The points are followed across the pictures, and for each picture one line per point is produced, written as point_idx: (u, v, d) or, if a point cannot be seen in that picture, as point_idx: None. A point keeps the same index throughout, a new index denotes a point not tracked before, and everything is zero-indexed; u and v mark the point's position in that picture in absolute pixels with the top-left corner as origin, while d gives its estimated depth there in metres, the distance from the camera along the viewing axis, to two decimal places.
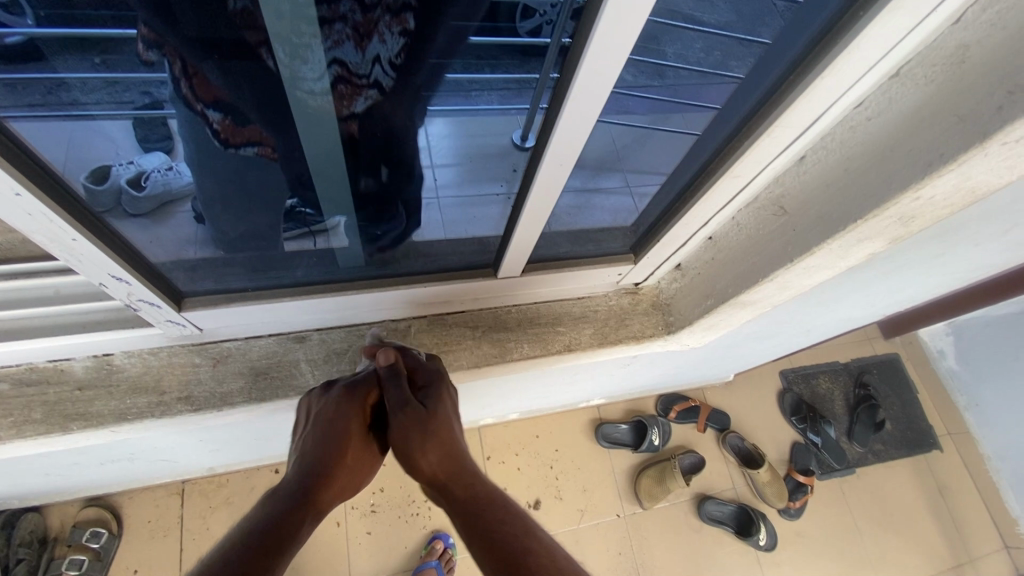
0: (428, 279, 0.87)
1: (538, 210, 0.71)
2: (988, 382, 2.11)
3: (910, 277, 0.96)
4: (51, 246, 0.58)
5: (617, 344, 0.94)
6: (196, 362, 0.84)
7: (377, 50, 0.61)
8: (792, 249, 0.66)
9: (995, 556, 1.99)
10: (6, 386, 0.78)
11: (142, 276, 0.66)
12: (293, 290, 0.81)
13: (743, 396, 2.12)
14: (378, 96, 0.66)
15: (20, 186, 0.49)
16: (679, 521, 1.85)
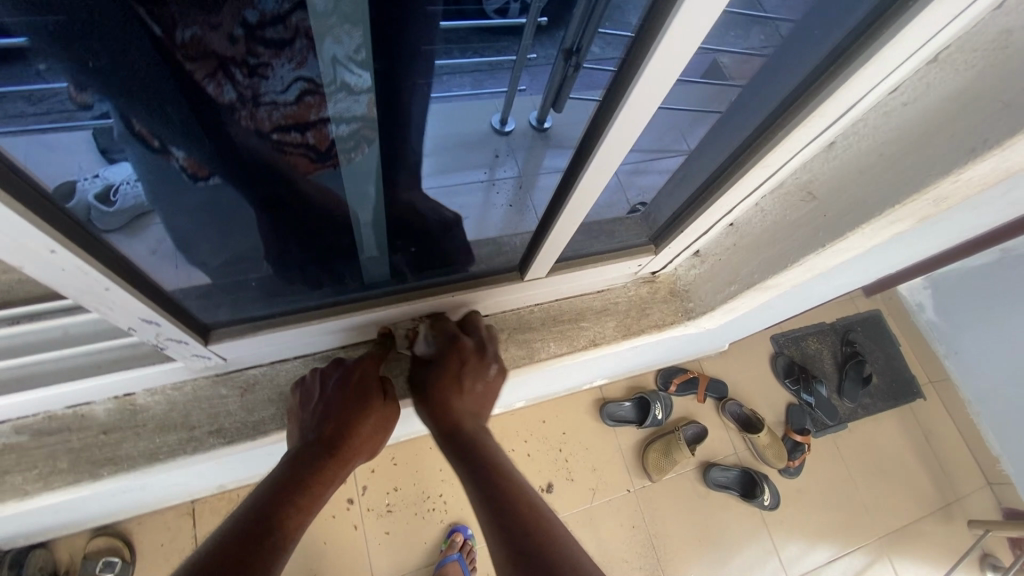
0: (455, 287, 0.89)
1: (570, 218, 0.73)
2: (967, 332, 2.16)
3: (912, 247, 0.98)
4: (82, 298, 0.58)
5: (640, 334, 0.97)
6: (223, 393, 0.85)
7: (335, 51, 0.51)
8: (822, 234, 0.68)
9: (978, 494, 2.12)
10: (24, 438, 0.78)
11: (168, 316, 0.67)
12: (323, 310, 0.84)
13: (739, 364, 2.18)
14: (348, 98, 0.57)
15: (56, 243, 0.49)
16: (688, 491, 1.91)
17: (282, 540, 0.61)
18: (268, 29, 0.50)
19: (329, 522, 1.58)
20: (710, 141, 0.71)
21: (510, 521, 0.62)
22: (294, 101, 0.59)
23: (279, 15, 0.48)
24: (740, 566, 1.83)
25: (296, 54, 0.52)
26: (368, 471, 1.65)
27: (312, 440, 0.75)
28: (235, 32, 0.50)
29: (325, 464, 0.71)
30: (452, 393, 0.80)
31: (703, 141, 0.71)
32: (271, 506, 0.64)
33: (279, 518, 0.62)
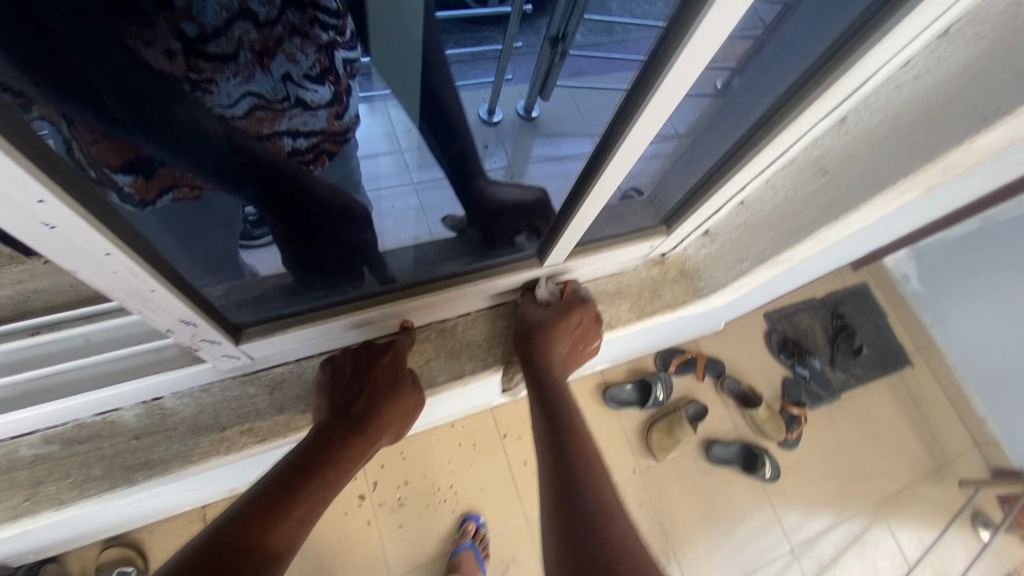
0: (478, 277, 0.93)
1: (593, 204, 0.75)
2: (952, 299, 2.26)
3: (910, 219, 1.00)
4: (128, 301, 0.58)
5: (653, 314, 1.00)
6: (251, 393, 0.88)
7: (286, 67, 0.73)
8: (835, 207, 0.71)
9: (969, 455, 2.20)
10: (56, 448, 0.80)
11: (205, 316, 0.67)
12: (351, 305, 0.87)
13: (735, 341, 2.22)
14: (302, 113, 0.80)
15: (112, 246, 0.49)
16: (692, 468, 1.95)
17: (305, 511, 0.67)
18: (212, 45, 0.64)
19: (342, 519, 1.58)
20: (721, 122, 0.74)
21: (576, 502, 0.69)
22: (244, 115, 0.75)
23: (220, 29, 0.64)
24: (745, 537, 1.89)
25: (241, 69, 0.69)
26: (378, 466, 1.65)
27: (334, 419, 0.80)
28: (177, 49, 0.62)
29: (350, 442, 0.77)
30: (560, 347, 0.92)
31: (713, 119, 0.74)
32: (296, 476, 0.70)
33: (303, 491, 0.68)
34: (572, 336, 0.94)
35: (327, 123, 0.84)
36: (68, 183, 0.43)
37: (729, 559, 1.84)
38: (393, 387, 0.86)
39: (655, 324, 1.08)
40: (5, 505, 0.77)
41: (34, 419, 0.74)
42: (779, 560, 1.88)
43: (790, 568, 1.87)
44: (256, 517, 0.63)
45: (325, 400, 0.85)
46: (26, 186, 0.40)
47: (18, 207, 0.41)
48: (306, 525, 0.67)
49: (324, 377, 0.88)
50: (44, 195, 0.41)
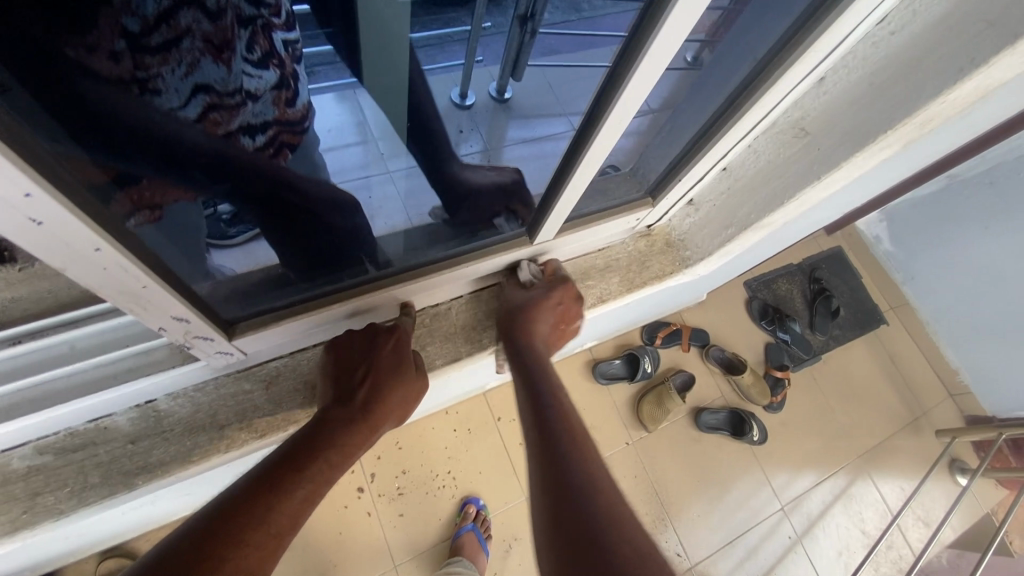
0: (468, 258, 0.91)
1: (582, 176, 0.75)
2: (921, 257, 2.34)
3: (883, 179, 1.03)
4: (118, 300, 0.56)
5: (643, 286, 1.02)
6: (247, 389, 0.87)
7: (235, 57, 0.72)
8: (818, 167, 0.73)
9: (943, 406, 2.30)
10: (48, 459, 0.78)
11: (197, 312, 0.66)
12: (341, 293, 0.85)
13: (717, 311, 2.27)
14: (255, 104, 0.79)
15: (102, 241, 0.47)
16: (683, 436, 2.00)
17: (308, 492, 0.66)
18: (154, 36, 0.62)
19: (343, 513, 1.58)
20: (700, 91, 0.74)
21: (568, 470, 0.67)
22: (199, 117, 0.73)
23: (161, 18, 0.61)
24: (737, 499, 1.95)
25: (188, 58, 0.67)
26: (375, 458, 1.65)
27: (339, 401, 0.80)
28: (122, 49, 0.60)
29: (354, 423, 0.77)
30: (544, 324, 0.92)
31: (693, 87, 0.75)
32: (299, 456, 0.69)
33: (305, 472, 0.67)
34: (553, 317, 0.93)
35: (279, 110, 0.85)
36: (51, 174, 0.41)
37: (723, 521, 1.91)
38: (399, 368, 0.86)
39: (645, 295, 1.09)
40: (3, 520, 0.75)
41: (22, 431, 0.70)
42: (771, 518, 1.95)
43: (781, 525, 1.95)
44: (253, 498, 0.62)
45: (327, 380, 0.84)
46: (10, 180, 0.38)
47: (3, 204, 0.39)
48: (309, 506, 0.66)
49: (327, 358, 0.87)
50: (31, 189, 0.39)
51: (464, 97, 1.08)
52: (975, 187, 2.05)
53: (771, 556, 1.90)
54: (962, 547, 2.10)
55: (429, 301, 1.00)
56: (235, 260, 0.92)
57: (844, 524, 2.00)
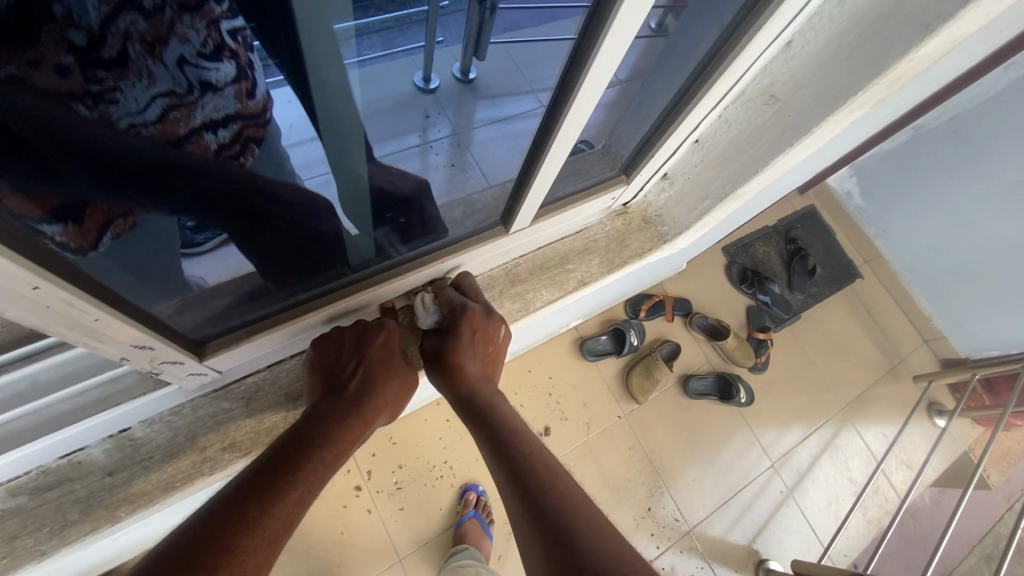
0: (434, 257, 0.94)
1: (554, 159, 0.74)
2: (891, 209, 2.38)
3: (853, 139, 1.03)
4: (69, 334, 0.55)
5: (624, 265, 1.02)
6: (226, 408, 0.86)
7: (180, 50, 0.59)
8: (788, 134, 0.72)
9: (918, 352, 2.37)
10: (23, 500, 0.75)
11: (161, 338, 0.66)
12: (318, 301, 0.88)
13: (698, 279, 2.28)
14: (212, 98, 0.66)
15: (40, 277, 0.45)
16: (673, 405, 2.03)
17: (304, 491, 0.65)
18: (97, 51, 0.51)
19: (342, 513, 1.58)
20: (669, 60, 0.73)
21: (548, 514, 0.67)
22: (156, 120, 0.61)
23: (105, 25, 0.50)
24: (729, 460, 2.00)
25: (139, 65, 0.55)
26: (369, 455, 1.64)
27: (331, 399, 0.80)
28: (70, 63, 0.50)
29: (350, 420, 0.77)
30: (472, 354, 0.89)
31: (663, 56, 0.74)
32: (295, 455, 0.68)
33: (303, 470, 0.66)
34: (478, 351, 0.90)
35: (243, 104, 0.71)
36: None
37: (716, 483, 1.96)
38: (391, 364, 0.87)
39: (626, 274, 1.10)
40: None
41: None
42: (762, 475, 2.01)
43: (772, 481, 2.01)
44: (251, 503, 0.60)
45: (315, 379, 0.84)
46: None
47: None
48: (303, 506, 0.64)
49: (315, 357, 0.86)
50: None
51: (429, 80, 0.84)
52: (939, 136, 2.08)
53: (763, 512, 1.96)
54: (943, 485, 2.19)
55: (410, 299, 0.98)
56: (208, 269, 0.86)
57: (831, 474, 2.07)
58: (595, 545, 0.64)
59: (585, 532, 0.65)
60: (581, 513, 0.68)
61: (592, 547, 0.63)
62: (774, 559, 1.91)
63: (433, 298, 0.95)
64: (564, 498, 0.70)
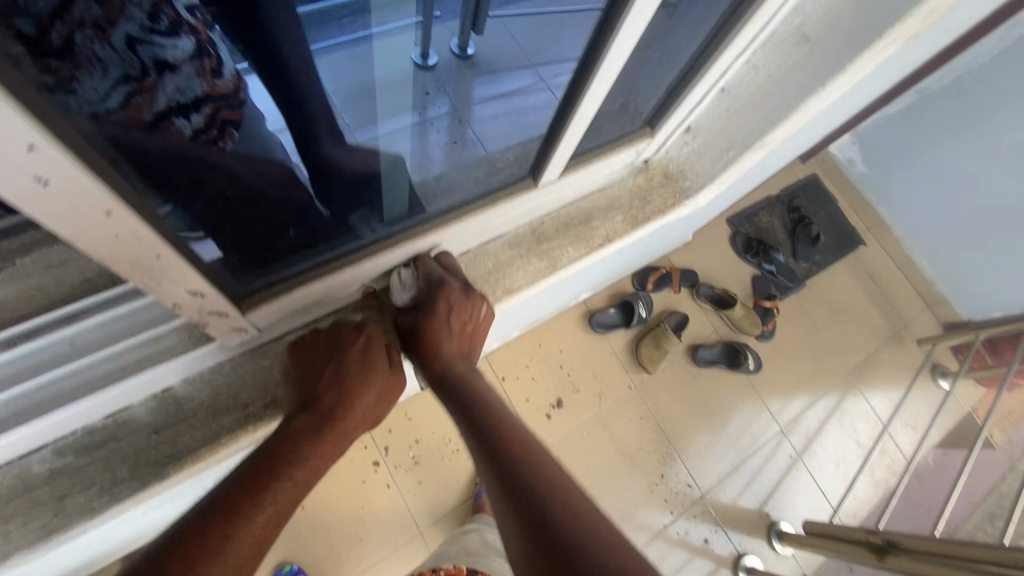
0: (476, 207, 0.90)
1: (591, 100, 0.75)
2: (894, 174, 2.38)
3: (869, 88, 1.03)
4: (132, 274, 0.54)
5: (649, 221, 1.01)
6: (265, 365, 0.85)
7: (130, 31, 0.67)
8: (822, 73, 0.73)
9: (922, 316, 2.39)
10: (71, 458, 0.76)
11: (213, 285, 0.65)
12: (350, 258, 0.85)
13: (703, 250, 2.29)
14: (174, 75, 0.74)
15: (114, 201, 0.43)
16: (682, 374, 2.05)
17: (269, 516, 0.65)
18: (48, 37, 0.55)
19: (361, 489, 1.59)
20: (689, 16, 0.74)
21: (528, 498, 0.66)
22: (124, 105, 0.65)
23: (55, 14, 0.56)
24: (738, 427, 2.03)
25: (91, 46, 0.61)
26: (386, 431, 1.66)
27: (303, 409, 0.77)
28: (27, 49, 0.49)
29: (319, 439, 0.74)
30: (447, 337, 0.88)
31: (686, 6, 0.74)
32: (261, 476, 0.67)
33: (266, 495, 0.65)
34: (455, 332, 0.88)
35: (208, 83, 0.80)
36: (57, 123, 0.37)
37: (727, 449, 1.99)
38: (369, 368, 0.82)
39: (648, 233, 1.10)
40: (34, 527, 0.73)
41: (33, 439, 0.70)
42: (771, 440, 2.04)
43: (781, 446, 2.04)
44: (211, 541, 0.59)
45: (291, 386, 0.81)
46: (11, 130, 0.34)
47: (7, 163, 0.35)
48: (276, 532, 0.65)
49: (293, 363, 0.82)
50: (34, 138, 0.35)
51: (427, 57, 0.97)
52: (942, 99, 2.08)
53: (773, 476, 2.00)
54: (947, 445, 2.23)
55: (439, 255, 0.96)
56: None
57: (839, 438, 2.10)
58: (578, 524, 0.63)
59: (563, 511, 0.65)
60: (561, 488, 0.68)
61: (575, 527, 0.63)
62: (785, 520, 1.95)
63: (412, 273, 0.91)
64: (542, 477, 0.69)
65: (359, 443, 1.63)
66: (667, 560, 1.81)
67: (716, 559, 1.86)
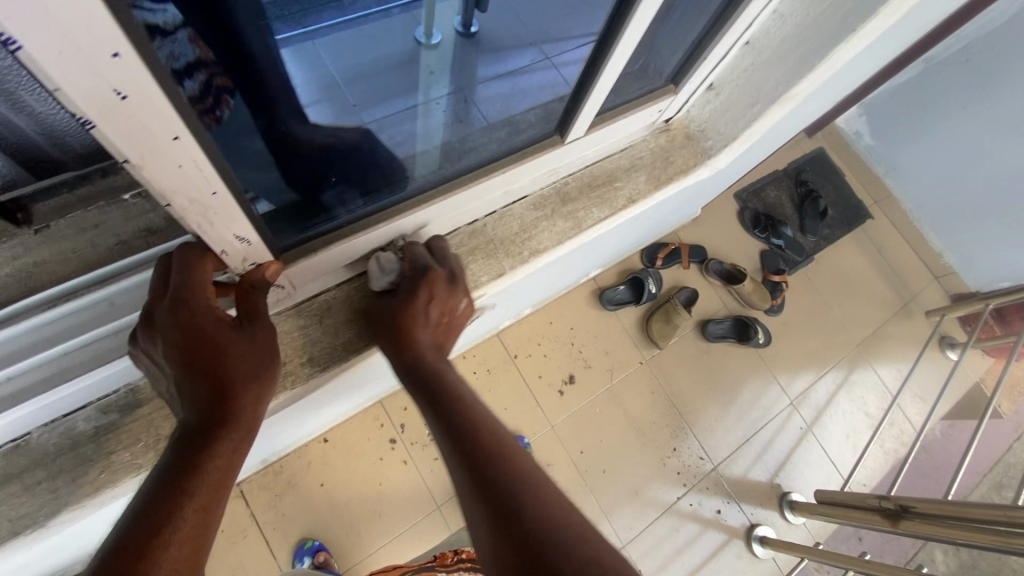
0: (507, 161, 0.91)
1: (613, 68, 0.79)
2: (901, 145, 2.36)
3: (887, 46, 1.04)
4: (187, 209, 0.57)
5: (670, 181, 1.06)
6: (302, 324, 0.91)
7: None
8: (852, 19, 0.76)
9: (929, 289, 2.39)
10: (116, 416, 0.81)
11: (257, 234, 0.69)
12: (386, 213, 0.86)
13: (711, 226, 2.28)
14: (176, 37, 0.54)
15: (182, 127, 0.46)
16: (692, 348, 2.06)
17: (203, 508, 0.56)
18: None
19: (378, 466, 1.61)
20: None
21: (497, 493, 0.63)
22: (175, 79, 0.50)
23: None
24: (748, 399, 2.04)
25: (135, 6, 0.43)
26: (401, 408, 1.67)
27: (188, 372, 0.61)
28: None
29: (225, 412, 0.61)
30: (422, 324, 0.84)
31: None
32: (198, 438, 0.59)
33: (200, 480, 0.57)
34: (433, 317, 0.85)
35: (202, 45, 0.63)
36: (143, 39, 0.39)
37: (738, 422, 2.00)
38: (242, 332, 0.67)
39: (669, 196, 1.13)
40: (84, 482, 0.77)
41: (78, 395, 0.75)
42: (781, 412, 2.05)
43: (791, 419, 2.05)
44: (136, 553, 0.50)
45: (156, 341, 0.63)
46: (102, 36, 0.36)
47: (95, 70, 0.38)
48: (205, 536, 0.55)
49: (149, 315, 0.63)
50: (120, 47, 0.37)
51: (430, 36, 0.88)
52: (950, 67, 2.06)
53: (783, 448, 2.01)
54: (955, 417, 2.24)
55: (466, 218, 0.97)
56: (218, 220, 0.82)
57: (848, 410, 2.11)
58: (561, 533, 0.59)
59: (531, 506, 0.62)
60: (537, 494, 0.64)
61: (561, 540, 0.58)
62: (796, 491, 1.97)
63: (393, 258, 0.89)
64: (521, 481, 0.65)
65: (374, 421, 1.64)
66: (679, 532, 1.84)
67: (728, 531, 1.88)
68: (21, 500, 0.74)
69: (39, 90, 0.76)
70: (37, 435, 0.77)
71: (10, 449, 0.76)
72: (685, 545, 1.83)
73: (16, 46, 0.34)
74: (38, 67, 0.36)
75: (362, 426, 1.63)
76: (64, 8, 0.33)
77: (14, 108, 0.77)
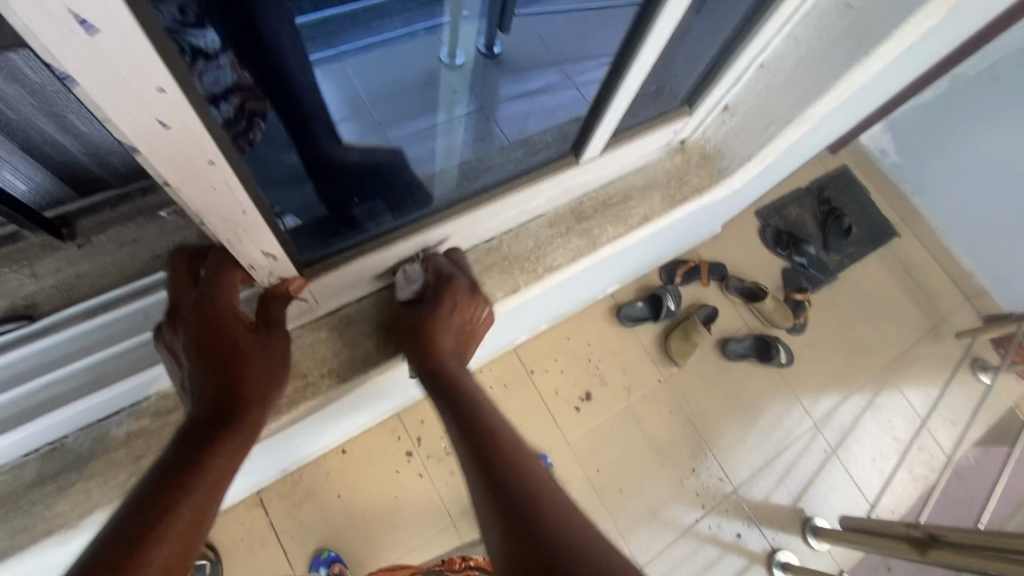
0: (525, 180, 0.93)
1: (631, 83, 0.80)
2: (927, 162, 2.32)
3: (906, 66, 1.03)
4: (220, 226, 0.60)
5: (685, 200, 1.06)
6: (323, 336, 0.94)
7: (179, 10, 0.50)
8: (867, 42, 0.77)
9: (960, 309, 2.31)
10: (146, 421, 0.84)
11: (284, 250, 0.72)
12: (404, 231, 0.89)
13: (732, 243, 2.27)
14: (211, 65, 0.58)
15: (217, 152, 0.49)
16: (711, 367, 2.03)
17: (200, 503, 0.56)
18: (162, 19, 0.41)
19: (394, 479, 1.62)
20: None
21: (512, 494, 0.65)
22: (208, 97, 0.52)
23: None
24: (770, 421, 2.00)
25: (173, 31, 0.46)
26: (418, 422, 1.68)
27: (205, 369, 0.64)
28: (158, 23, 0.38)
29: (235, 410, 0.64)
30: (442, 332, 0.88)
31: None
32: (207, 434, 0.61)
33: (200, 475, 0.58)
34: (454, 327, 0.89)
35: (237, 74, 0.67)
36: (185, 73, 0.42)
37: (759, 442, 1.96)
38: (258, 339, 0.71)
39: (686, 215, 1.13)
40: (113, 484, 0.80)
41: (111, 401, 0.78)
42: (804, 435, 2.00)
43: (815, 441, 2.00)
44: (129, 546, 0.50)
45: (176, 335, 0.66)
46: (149, 73, 0.39)
47: (139, 100, 0.40)
48: (197, 534, 0.55)
49: (170, 311, 0.68)
50: (165, 82, 0.40)
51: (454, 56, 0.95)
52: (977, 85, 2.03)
53: (807, 471, 1.96)
54: (989, 443, 2.15)
55: (482, 235, 0.99)
56: None
57: (875, 434, 2.05)
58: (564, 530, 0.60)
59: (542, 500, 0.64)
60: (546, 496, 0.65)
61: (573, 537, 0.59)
62: (820, 516, 1.91)
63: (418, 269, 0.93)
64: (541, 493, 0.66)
65: (391, 434, 1.66)
66: (698, 555, 1.80)
67: (749, 556, 1.83)
68: (55, 500, 0.78)
69: (84, 112, 0.81)
70: (73, 438, 0.81)
71: (47, 451, 0.80)
72: (704, 569, 1.79)
73: (70, 79, 0.37)
74: (90, 98, 0.39)
75: (380, 438, 1.65)
76: (114, 46, 0.36)
77: (63, 129, 0.83)
